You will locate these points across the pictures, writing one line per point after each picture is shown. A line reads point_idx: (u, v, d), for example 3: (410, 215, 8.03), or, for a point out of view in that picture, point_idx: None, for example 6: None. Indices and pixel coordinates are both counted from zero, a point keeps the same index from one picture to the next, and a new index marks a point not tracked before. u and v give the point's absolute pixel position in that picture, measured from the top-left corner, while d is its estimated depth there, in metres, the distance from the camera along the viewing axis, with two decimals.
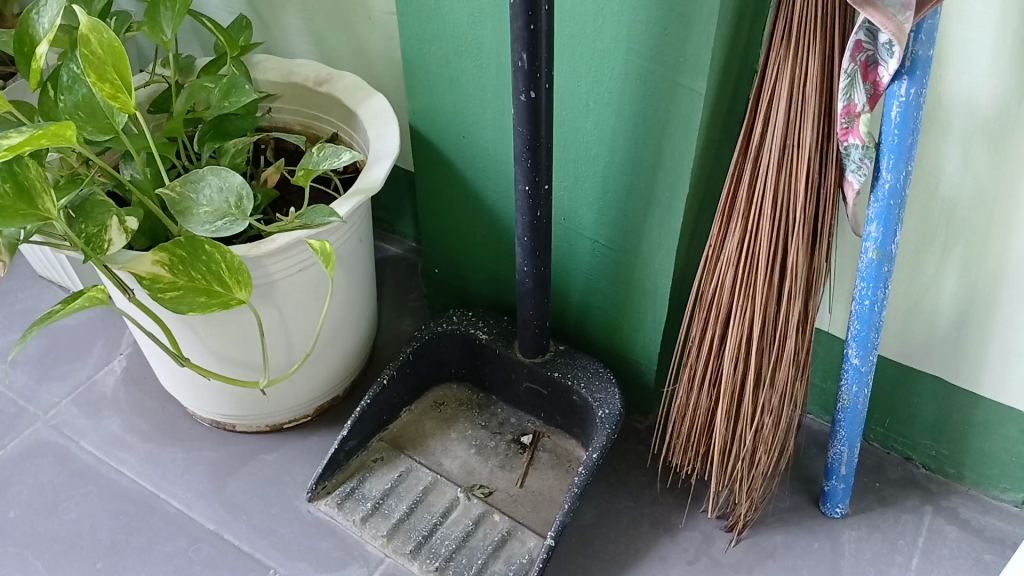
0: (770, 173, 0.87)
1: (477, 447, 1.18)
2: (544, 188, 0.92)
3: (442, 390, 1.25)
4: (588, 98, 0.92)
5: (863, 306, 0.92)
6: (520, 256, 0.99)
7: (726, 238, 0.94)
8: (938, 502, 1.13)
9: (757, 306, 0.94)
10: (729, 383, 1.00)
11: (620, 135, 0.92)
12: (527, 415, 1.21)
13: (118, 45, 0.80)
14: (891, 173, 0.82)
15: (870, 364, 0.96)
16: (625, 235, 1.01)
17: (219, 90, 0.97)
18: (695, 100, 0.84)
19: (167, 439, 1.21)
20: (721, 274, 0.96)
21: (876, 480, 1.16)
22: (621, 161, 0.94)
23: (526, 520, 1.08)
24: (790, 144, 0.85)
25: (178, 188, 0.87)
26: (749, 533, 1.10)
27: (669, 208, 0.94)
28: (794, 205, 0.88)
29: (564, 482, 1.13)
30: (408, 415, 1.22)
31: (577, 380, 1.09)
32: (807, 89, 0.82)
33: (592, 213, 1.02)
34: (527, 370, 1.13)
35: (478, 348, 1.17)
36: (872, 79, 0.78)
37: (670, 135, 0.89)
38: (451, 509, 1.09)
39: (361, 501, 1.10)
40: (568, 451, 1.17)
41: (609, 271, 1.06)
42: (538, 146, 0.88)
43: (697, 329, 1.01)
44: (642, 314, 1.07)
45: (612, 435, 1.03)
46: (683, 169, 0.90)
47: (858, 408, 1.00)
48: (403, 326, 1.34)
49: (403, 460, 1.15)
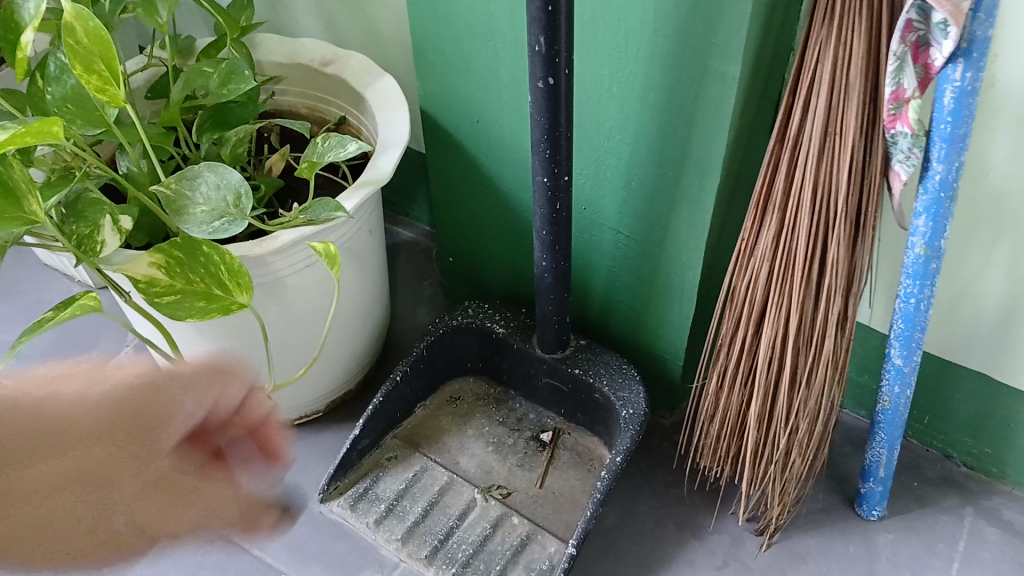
0: (810, 163, 0.81)
1: (494, 445, 1.13)
2: (564, 179, 0.86)
3: (458, 384, 1.20)
4: (611, 83, 0.85)
5: (907, 304, 0.86)
6: (539, 250, 0.93)
7: (760, 231, 0.88)
8: (979, 502, 1.08)
9: (793, 305, 0.88)
10: (763, 383, 0.94)
11: (646, 122, 0.86)
12: (546, 411, 1.16)
13: (105, 34, 0.74)
14: (942, 164, 0.76)
15: (913, 365, 0.91)
16: (650, 226, 0.95)
17: (218, 76, 0.92)
18: (727, 84, 0.78)
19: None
20: (754, 269, 0.90)
21: (913, 479, 1.10)
22: (647, 149, 0.88)
23: (547, 523, 1.04)
24: (832, 131, 0.79)
25: (173, 185, 0.82)
26: (781, 536, 1.05)
27: (698, 199, 0.89)
28: (835, 198, 0.81)
29: (586, 482, 1.08)
30: (423, 411, 1.17)
31: (599, 378, 1.04)
32: (851, 73, 0.75)
33: (615, 204, 0.96)
34: (547, 366, 1.08)
35: (496, 342, 1.12)
36: (923, 61, 0.73)
37: (700, 122, 0.82)
38: (468, 511, 1.05)
39: (375, 502, 1.06)
40: (588, 449, 1.12)
41: (633, 264, 1.00)
42: (558, 135, 0.82)
43: (728, 326, 0.95)
44: (667, 308, 1.01)
45: (636, 436, 0.98)
46: (714, 156, 0.84)
47: (899, 410, 0.95)
48: (418, 317, 1.29)
49: (418, 459, 1.11)
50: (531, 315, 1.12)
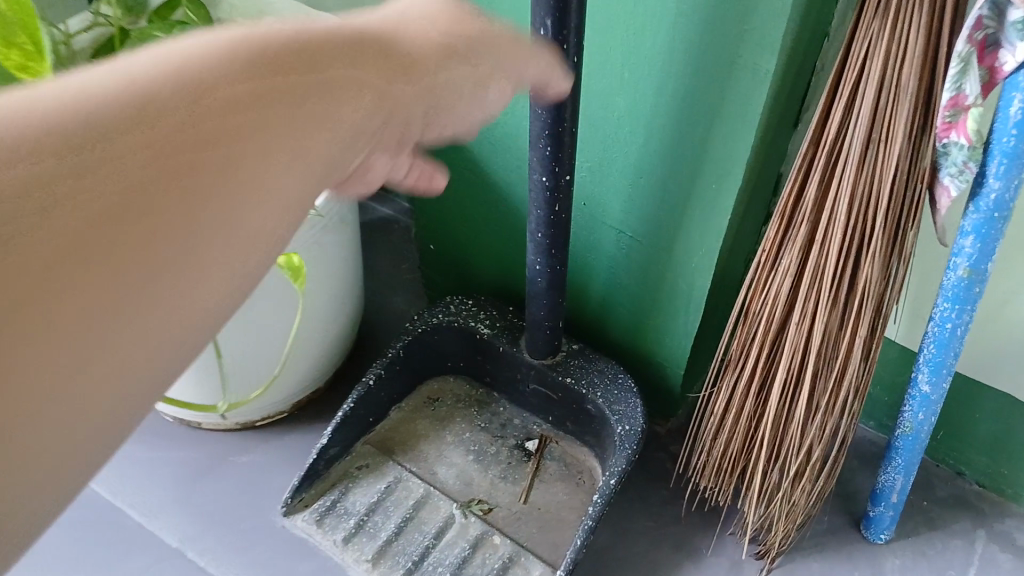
0: (850, 172, 0.71)
1: (475, 454, 1.05)
2: (566, 179, 0.75)
3: (437, 384, 1.12)
4: (623, 70, 0.74)
5: (942, 329, 0.78)
6: (533, 253, 0.83)
7: (785, 243, 0.79)
8: (991, 525, 1.01)
9: (817, 325, 0.80)
10: (777, 406, 0.86)
11: (660, 116, 0.76)
12: (532, 417, 1.08)
13: (28, 2, 0.62)
14: (1000, 181, 0.66)
15: (941, 392, 0.82)
16: (657, 229, 0.85)
17: None
18: (760, 80, 0.68)
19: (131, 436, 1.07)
20: (775, 283, 0.81)
21: (923, 498, 1.03)
22: (660, 146, 0.78)
23: (531, 543, 0.96)
24: (876, 139, 0.69)
25: None
26: (782, 560, 0.98)
27: (714, 204, 0.79)
28: (873, 213, 0.72)
29: (574, 498, 1.00)
30: (398, 414, 1.09)
31: (592, 389, 0.95)
32: (904, 75, 0.65)
33: (619, 202, 0.86)
34: (535, 372, 0.99)
35: (479, 343, 1.03)
36: (989, 63, 0.62)
37: (723, 121, 0.72)
38: (445, 529, 0.97)
39: (344, 517, 0.98)
40: (576, 460, 1.04)
41: (636, 267, 0.91)
42: (562, 131, 0.71)
43: (740, 340, 0.86)
44: (670, 316, 0.92)
45: (632, 457, 0.89)
46: (736, 160, 0.74)
47: (920, 437, 0.87)
48: (395, 306, 1.19)
49: (392, 467, 1.03)
50: (519, 315, 1.03)
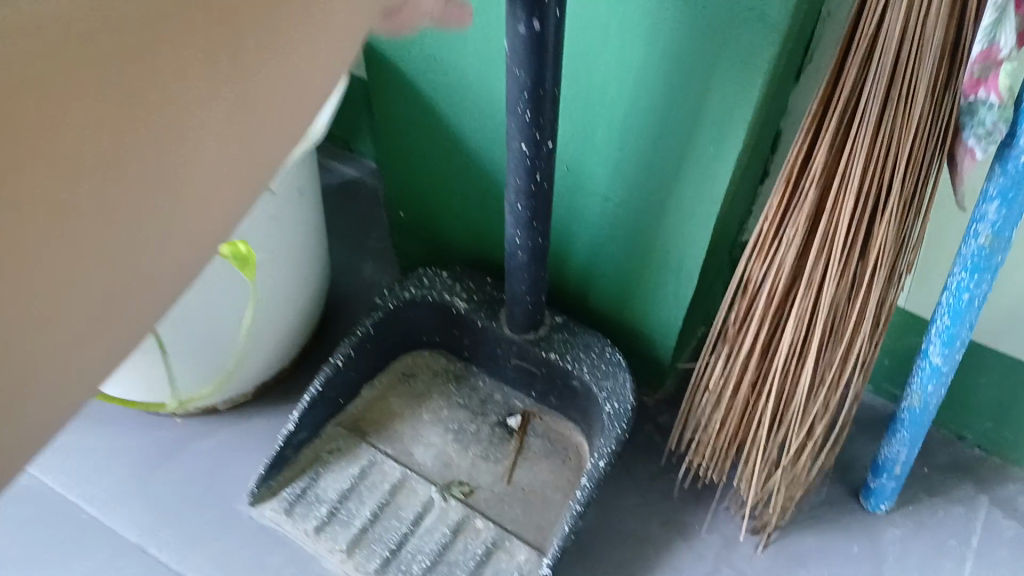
0: (866, 133, 0.64)
1: (455, 432, 0.99)
2: (547, 146, 0.68)
3: (413, 358, 1.05)
4: (610, 22, 0.66)
5: (958, 300, 0.72)
6: (512, 224, 0.76)
7: (789, 210, 0.72)
8: (993, 491, 0.97)
9: (823, 298, 0.73)
10: (778, 381, 0.80)
11: (653, 72, 0.68)
12: (514, 392, 1.02)
13: None
14: None
15: (953, 365, 0.77)
16: (647, 195, 0.78)
17: None
18: (768, 28, 0.60)
19: (75, 423, 1.00)
20: (778, 253, 0.74)
21: (923, 465, 0.99)
22: (652, 104, 0.70)
23: (515, 526, 0.91)
24: (896, 97, 0.62)
25: None
26: (778, 535, 0.94)
27: (711, 167, 0.72)
28: (889, 178, 0.66)
29: (559, 477, 0.95)
30: (369, 394, 1.02)
31: (578, 365, 0.89)
32: (932, 25, 0.58)
33: (606, 166, 0.78)
34: (516, 347, 0.93)
35: (456, 318, 0.96)
36: None
37: (724, 75, 0.65)
38: (424, 514, 0.91)
39: (315, 505, 0.91)
40: (562, 436, 0.98)
41: (623, 236, 0.84)
42: (543, 94, 0.63)
43: (738, 312, 0.80)
44: (660, 287, 0.86)
45: (622, 439, 0.84)
46: (738, 121, 0.67)
47: (927, 410, 0.82)
48: (364, 274, 1.12)
49: (365, 450, 0.96)
50: (498, 287, 0.96)
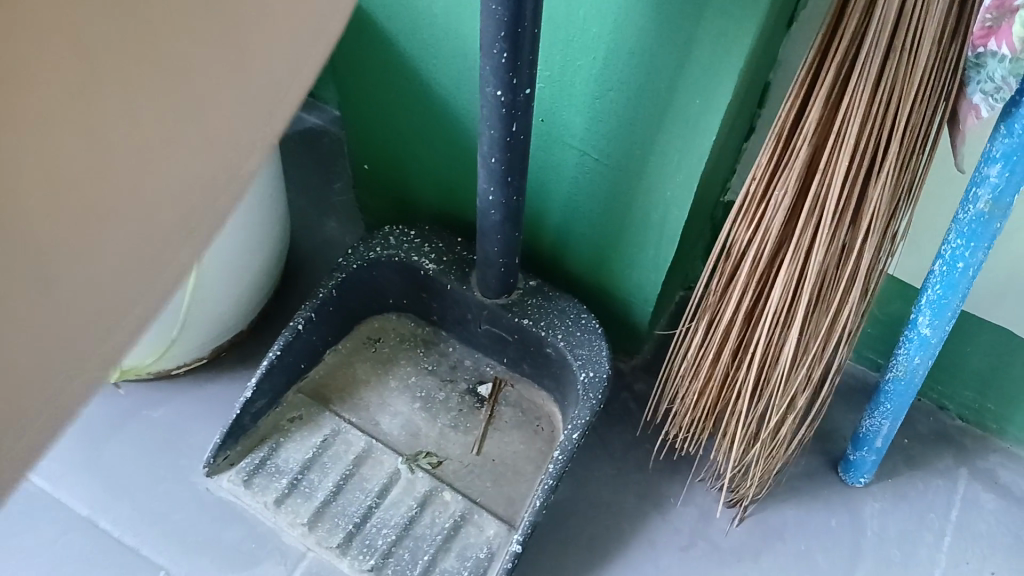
0: (865, 87, 0.60)
1: (423, 400, 0.94)
2: (525, 93, 0.63)
3: (378, 321, 0.99)
4: None
5: (952, 268, 0.68)
6: (485, 181, 0.71)
7: (779, 171, 0.68)
8: (974, 463, 0.95)
9: (812, 265, 0.69)
10: (761, 352, 0.76)
11: (638, 16, 0.63)
12: (485, 357, 0.97)
13: None
14: None
15: (942, 336, 0.74)
16: (628, 151, 0.73)
17: None
18: None
19: (104, 398, 0.93)
20: (765, 217, 0.70)
21: (904, 435, 0.97)
22: (636, 51, 0.65)
23: (485, 499, 0.87)
24: (899, 46, 0.57)
25: None
26: (755, 508, 0.91)
27: (698, 120, 0.67)
28: (887, 135, 0.61)
29: (531, 448, 0.91)
30: (334, 357, 0.97)
31: (553, 332, 0.84)
32: None
33: (585, 119, 0.73)
34: (488, 312, 0.88)
35: (424, 281, 0.91)
36: None
37: (715, 19, 0.60)
38: (390, 486, 0.87)
39: (275, 476, 0.87)
40: (534, 405, 0.94)
41: (601, 194, 0.79)
42: (521, 37, 0.58)
43: (720, 277, 0.76)
44: (640, 249, 0.82)
45: (596, 412, 0.80)
46: (731, 66, 0.62)
47: (914, 381, 0.78)
48: (327, 232, 1.06)
49: (328, 419, 0.91)
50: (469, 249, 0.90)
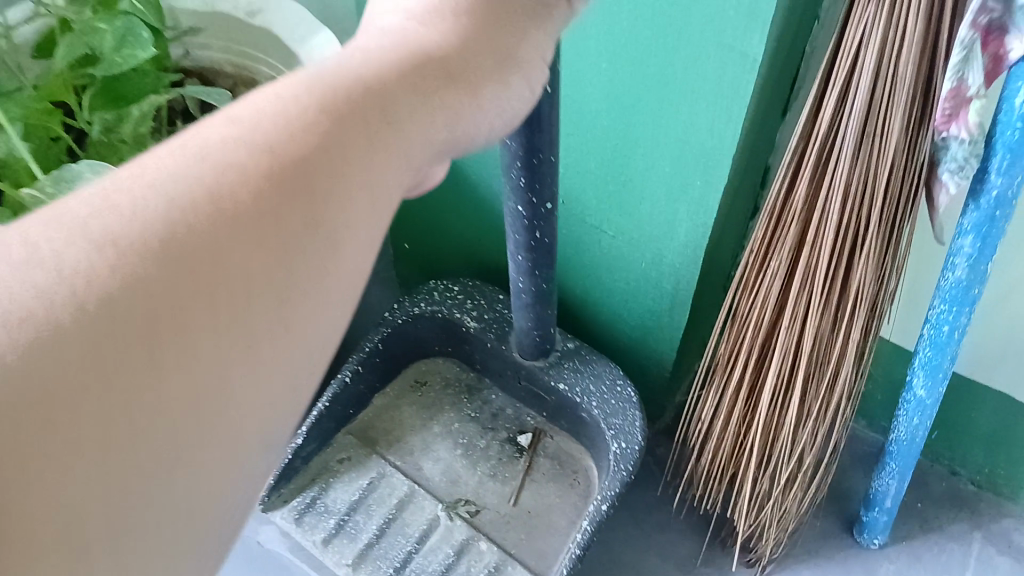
0: (842, 169, 0.67)
1: (464, 448, 1.01)
2: (547, 207, 0.69)
3: (426, 365, 1.08)
4: (601, 55, 0.70)
5: (939, 332, 0.74)
6: (515, 274, 0.79)
7: (773, 245, 0.75)
8: (988, 527, 0.98)
9: (808, 330, 0.76)
10: (766, 413, 0.82)
11: (642, 107, 0.71)
12: (525, 408, 1.04)
13: None
14: (1003, 177, 0.61)
15: (937, 397, 0.79)
16: (641, 228, 0.81)
17: (112, 37, 0.74)
18: (746, 66, 0.63)
19: None
20: (764, 286, 0.77)
21: (918, 499, 1.00)
22: (643, 139, 0.74)
23: (517, 550, 0.92)
24: (871, 132, 0.64)
25: (47, 187, 0.63)
26: (772, 567, 0.95)
27: (701, 200, 0.74)
28: (866, 210, 0.68)
29: (565, 498, 0.96)
30: (381, 399, 1.05)
31: (588, 399, 0.91)
32: (903, 62, 0.60)
33: (602, 198, 0.81)
34: (525, 371, 0.95)
35: (461, 332, 0.99)
36: (993, 49, 0.57)
37: (708, 110, 0.68)
38: (429, 532, 0.92)
39: (323, 516, 0.92)
40: (571, 459, 1.00)
41: (618, 264, 0.87)
42: (536, 164, 0.64)
43: (727, 343, 0.82)
44: (655, 316, 0.89)
45: (626, 481, 0.84)
46: (725, 150, 0.69)
47: (915, 442, 0.83)
48: (369, 303, 1.15)
49: (375, 463, 0.99)
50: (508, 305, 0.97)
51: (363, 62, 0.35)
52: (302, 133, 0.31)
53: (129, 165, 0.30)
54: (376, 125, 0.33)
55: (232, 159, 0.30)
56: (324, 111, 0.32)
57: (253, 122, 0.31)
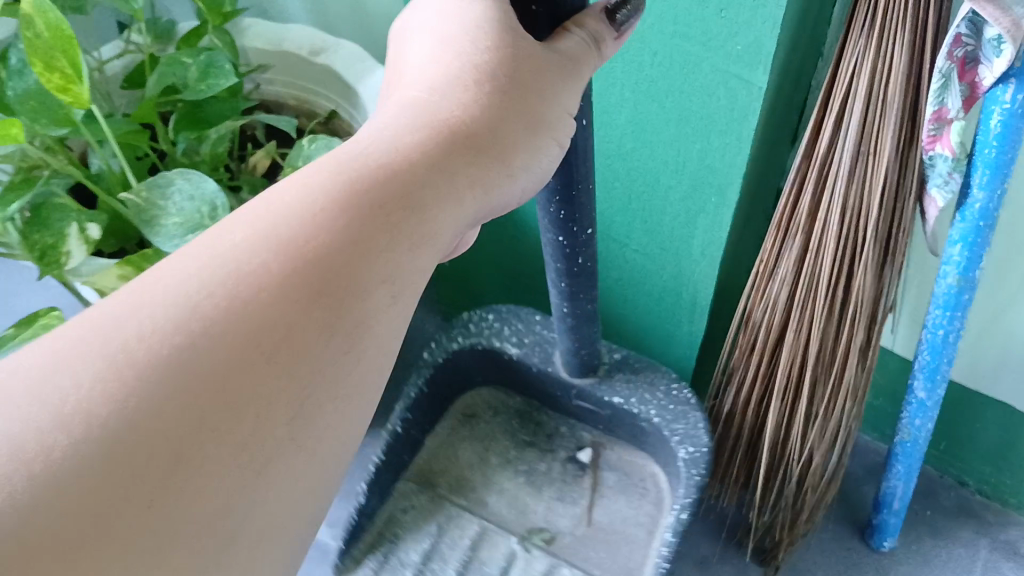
0: (841, 185, 0.74)
1: (525, 474, 1.08)
2: (586, 234, 0.72)
3: (471, 398, 1.15)
4: (625, 86, 0.78)
5: (936, 336, 0.80)
6: (559, 301, 0.82)
7: (781, 255, 0.82)
8: (994, 535, 1.03)
9: (815, 335, 0.83)
10: (778, 411, 0.89)
11: (661, 133, 0.80)
12: (581, 424, 1.10)
13: (67, 27, 0.66)
14: (984, 191, 0.69)
15: (937, 399, 0.85)
16: (662, 244, 0.89)
17: (197, 69, 0.84)
18: (753, 95, 0.71)
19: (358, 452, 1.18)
20: (774, 293, 0.84)
21: (927, 508, 1.05)
22: (662, 162, 0.82)
23: (601, 567, 0.98)
24: (865, 150, 0.72)
25: (144, 193, 0.73)
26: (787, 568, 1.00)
27: (716, 217, 0.82)
28: (863, 222, 0.76)
29: (636, 508, 1.02)
30: (434, 439, 1.12)
31: (645, 408, 0.95)
32: (891, 88, 0.68)
33: (626, 216, 0.90)
34: (578, 390, 1.01)
35: (503, 361, 1.06)
36: (969, 79, 0.65)
37: (720, 135, 0.76)
38: (509, 564, 0.98)
39: (399, 570, 0.97)
40: (636, 467, 1.05)
41: (642, 278, 0.95)
42: (574, 194, 0.67)
43: (741, 349, 0.90)
44: (676, 325, 0.97)
45: (699, 485, 0.88)
46: (736, 170, 0.77)
47: (919, 443, 0.89)
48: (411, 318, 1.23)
49: (442, 508, 1.04)
50: (545, 326, 1.04)
51: (386, 152, 0.42)
52: (324, 236, 0.39)
53: (176, 273, 0.37)
54: (402, 219, 0.41)
55: (266, 264, 0.38)
56: (348, 206, 0.40)
57: (272, 231, 0.39)
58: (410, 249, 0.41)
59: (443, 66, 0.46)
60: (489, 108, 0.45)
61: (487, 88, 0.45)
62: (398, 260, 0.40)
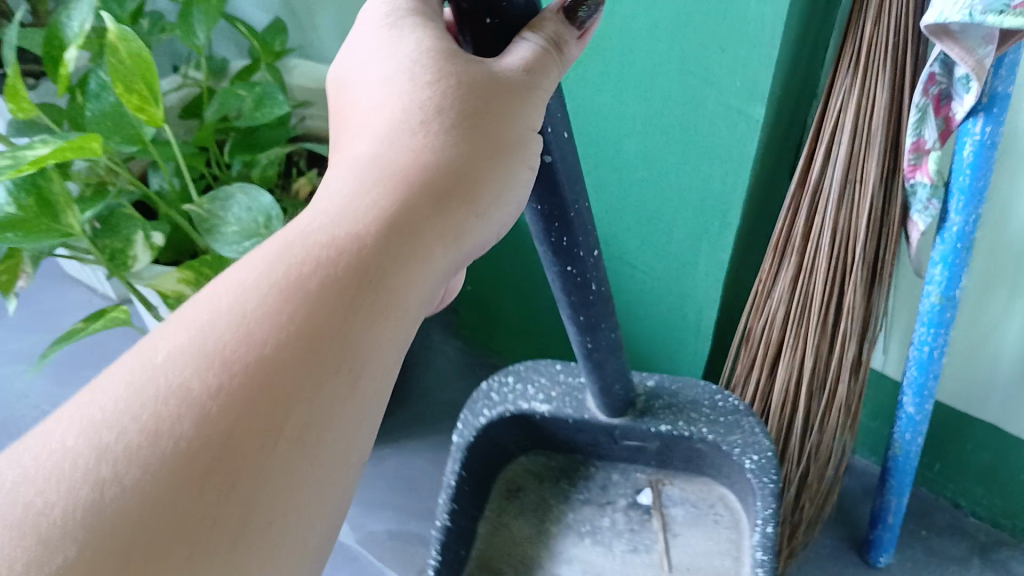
0: (831, 209, 0.82)
1: (592, 534, 0.97)
2: (594, 254, 0.68)
3: (510, 472, 1.04)
4: (637, 120, 0.87)
5: (922, 352, 0.87)
6: (579, 337, 0.77)
7: (778, 275, 0.90)
8: (987, 554, 1.07)
9: (809, 351, 0.90)
10: (776, 424, 0.96)
11: (669, 164, 0.88)
12: (632, 465, 1.00)
13: (147, 55, 0.75)
14: (960, 216, 0.76)
15: (926, 414, 0.91)
16: (669, 267, 0.97)
17: (251, 99, 0.93)
18: (751, 127, 0.79)
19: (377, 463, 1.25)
20: (772, 311, 0.91)
21: (922, 528, 1.11)
22: (670, 189, 0.90)
23: None
24: (852, 177, 0.80)
25: (206, 205, 0.82)
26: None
27: (718, 241, 0.90)
28: (853, 244, 0.83)
29: (716, 540, 0.91)
30: (486, 525, 0.99)
31: (695, 427, 0.89)
32: (873, 121, 0.77)
33: (637, 240, 0.98)
34: (620, 429, 0.92)
35: (535, 423, 0.97)
36: (944, 113, 0.72)
37: (723, 165, 0.83)
38: None
39: None
40: (702, 495, 0.95)
41: (652, 300, 1.02)
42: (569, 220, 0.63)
43: (743, 367, 0.97)
44: (682, 345, 1.05)
45: (775, 489, 0.82)
46: (737, 197, 0.85)
47: (911, 457, 0.95)
48: None
49: None
50: (567, 373, 0.97)
51: (338, 222, 0.39)
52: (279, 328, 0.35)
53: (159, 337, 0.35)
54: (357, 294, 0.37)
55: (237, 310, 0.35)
56: (304, 281, 0.37)
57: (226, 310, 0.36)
58: (377, 320, 0.38)
59: (388, 116, 0.44)
60: (448, 146, 0.43)
61: (439, 128, 0.43)
62: (375, 333, 0.38)
